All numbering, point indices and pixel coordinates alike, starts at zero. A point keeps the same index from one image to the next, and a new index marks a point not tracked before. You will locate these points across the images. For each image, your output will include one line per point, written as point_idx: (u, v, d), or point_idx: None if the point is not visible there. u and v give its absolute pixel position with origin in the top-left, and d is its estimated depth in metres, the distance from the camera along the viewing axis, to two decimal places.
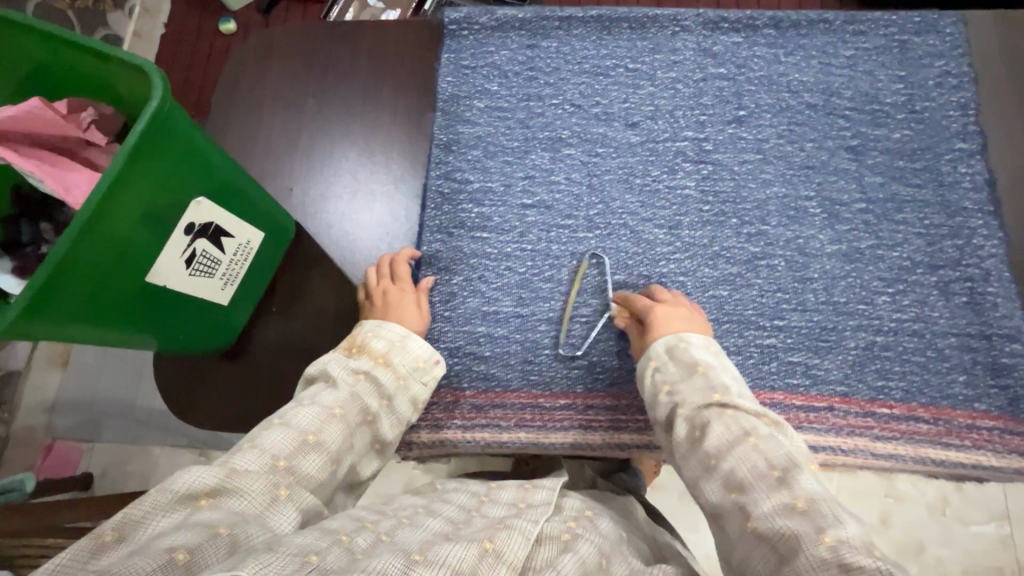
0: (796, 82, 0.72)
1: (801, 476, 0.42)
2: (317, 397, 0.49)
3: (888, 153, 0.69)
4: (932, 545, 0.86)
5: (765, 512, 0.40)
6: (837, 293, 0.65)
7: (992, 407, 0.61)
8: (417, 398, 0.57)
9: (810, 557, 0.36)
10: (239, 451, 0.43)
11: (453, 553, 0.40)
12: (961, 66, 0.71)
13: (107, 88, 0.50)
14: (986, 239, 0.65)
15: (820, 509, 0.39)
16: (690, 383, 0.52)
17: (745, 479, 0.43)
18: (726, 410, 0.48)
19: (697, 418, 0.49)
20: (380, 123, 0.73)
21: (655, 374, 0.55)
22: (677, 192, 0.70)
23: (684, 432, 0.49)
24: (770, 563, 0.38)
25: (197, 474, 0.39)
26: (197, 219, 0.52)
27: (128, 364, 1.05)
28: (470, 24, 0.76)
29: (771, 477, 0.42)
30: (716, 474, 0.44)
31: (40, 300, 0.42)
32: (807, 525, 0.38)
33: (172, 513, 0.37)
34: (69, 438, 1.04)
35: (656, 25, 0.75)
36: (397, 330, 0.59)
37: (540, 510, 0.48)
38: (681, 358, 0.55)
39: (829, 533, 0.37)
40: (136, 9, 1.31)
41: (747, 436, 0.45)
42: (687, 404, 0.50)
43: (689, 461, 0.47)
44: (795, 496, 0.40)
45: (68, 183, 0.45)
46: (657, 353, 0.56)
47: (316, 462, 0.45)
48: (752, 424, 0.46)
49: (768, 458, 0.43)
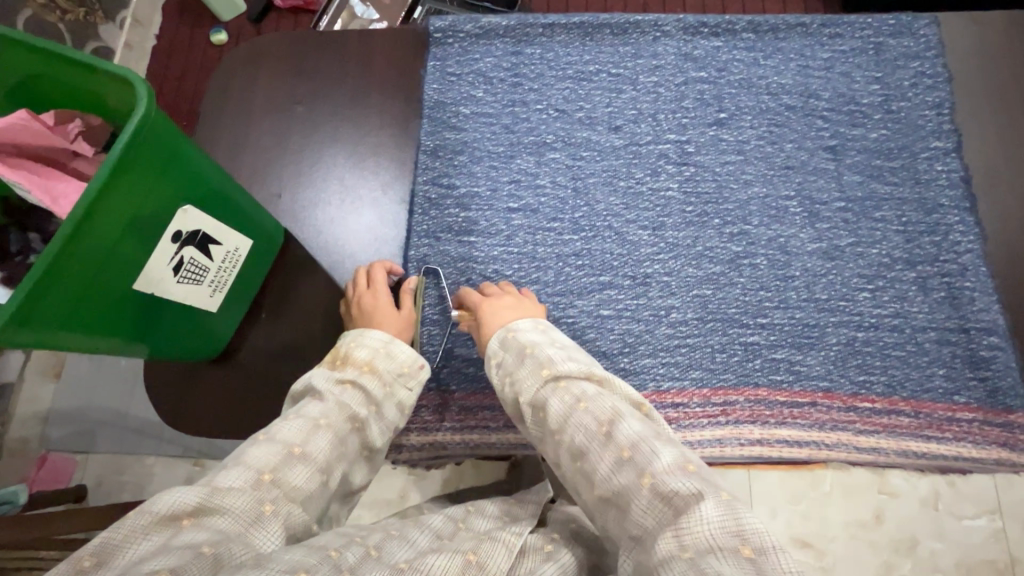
0: (775, 84, 0.73)
1: (625, 423, 0.42)
2: (303, 410, 0.49)
3: (866, 152, 0.70)
4: (925, 540, 0.80)
5: (603, 475, 0.41)
6: (819, 290, 0.66)
7: (971, 399, 0.63)
8: (405, 404, 0.56)
9: (638, 499, 0.38)
10: (223, 470, 0.43)
11: (437, 563, 0.41)
12: (935, 67, 0.72)
13: (94, 100, 0.50)
14: (962, 235, 0.67)
15: (641, 452, 0.40)
16: (521, 366, 0.50)
17: (582, 445, 0.43)
18: (559, 383, 0.47)
19: (536, 399, 0.47)
20: (367, 127, 0.73)
21: (496, 369, 0.53)
22: (660, 193, 0.71)
23: (531, 417, 0.48)
24: (619, 517, 0.40)
25: (177, 495, 0.39)
26: (185, 227, 0.53)
27: (124, 374, 1.06)
28: (455, 32, 0.77)
29: (601, 434, 0.42)
30: (563, 447, 0.44)
31: (29, 309, 0.42)
32: (631, 472, 0.39)
33: (152, 535, 0.37)
34: (63, 449, 1.03)
35: (638, 31, 0.76)
36: (380, 337, 0.58)
37: (523, 524, 0.49)
38: (512, 346, 0.53)
39: (648, 471, 0.39)
40: (127, 19, 1.30)
41: (578, 402, 0.45)
42: (523, 390, 0.49)
43: (546, 441, 0.47)
44: (619, 448, 0.41)
45: (56, 194, 0.46)
46: (493, 351, 0.54)
47: (303, 474, 0.45)
48: (583, 389, 0.46)
49: (596, 416, 0.43)
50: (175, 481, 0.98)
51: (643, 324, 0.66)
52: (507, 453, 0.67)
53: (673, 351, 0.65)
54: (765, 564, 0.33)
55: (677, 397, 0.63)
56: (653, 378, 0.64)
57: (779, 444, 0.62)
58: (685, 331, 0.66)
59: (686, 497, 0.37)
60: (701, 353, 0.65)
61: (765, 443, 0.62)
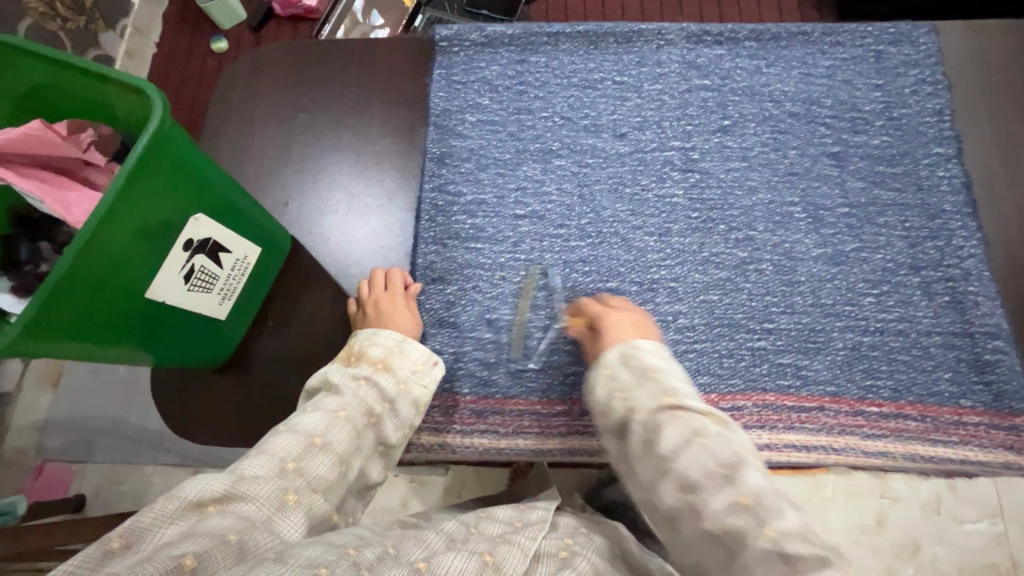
0: (778, 91, 0.74)
1: (746, 471, 0.42)
2: (320, 403, 0.49)
3: (869, 159, 0.71)
4: (927, 545, 0.81)
5: (715, 512, 0.40)
6: (824, 295, 0.67)
7: (976, 403, 0.63)
8: (419, 401, 0.56)
9: (755, 550, 0.39)
10: (247, 457, 0.43)
11: (454, 564, 0.41)
12: (935, 74, 0.73)
13: (105, 110, 0.51)
14: (965, 241, 0.67)
15: (762, 503, 0.40)
16: (643, 387, 0.47)
17: (697, 480, 0.42)
18: (681, 413, 0.45)
19: (652, 423, 0.45)
20: (373, 135, 0.74)
21: (607, 382, 0.50)
22: (666, 200, 0.71)
23: (638, 436, 0.45)
24: (718, 554, 0.40)
25: (203, 482, 0.39)
26: (197, 235, 0.53)
27: (121, 382, 1.05)
28: (461, 41, 0.78)
29: (720, 475, 0.41)
30: (670, 476, 0.43)
31: (39, 317, 0.42)
32: (751, 520, 0.40)
33: (179, 521, 0.37)
34: (61, 459, 1.02)
35: (641, 39, 0.77)
36: (394, 336, 0.58)
37: (537, 528, 0.49)
38: (632, 364, 0.50)
39: (771, 525, 0.39)
40: (127, 28, 1.30)
41: (698, 437, 0.43)
42: (640, 409, 0.46)
43: (645, 464, 0.45)
44: (740, 493, 0.40)
45: (68, 203, 0.46)
46: (611, 362, 0.51)
47: (326, 463, 0.45)
48: (703, 424, 0.44)
49: (717, 456, 0.42)
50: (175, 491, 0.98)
51: None
52: (515, 459, 0.67)
53: (681, 357, 0.65)
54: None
55: None
56: None
57: (787, 449, 0.62)
58: (692, 337, 0.66)
59: (810, 563, 0.38)
60: (709, 358, 0.65)
61: (774, 448, 0.62)
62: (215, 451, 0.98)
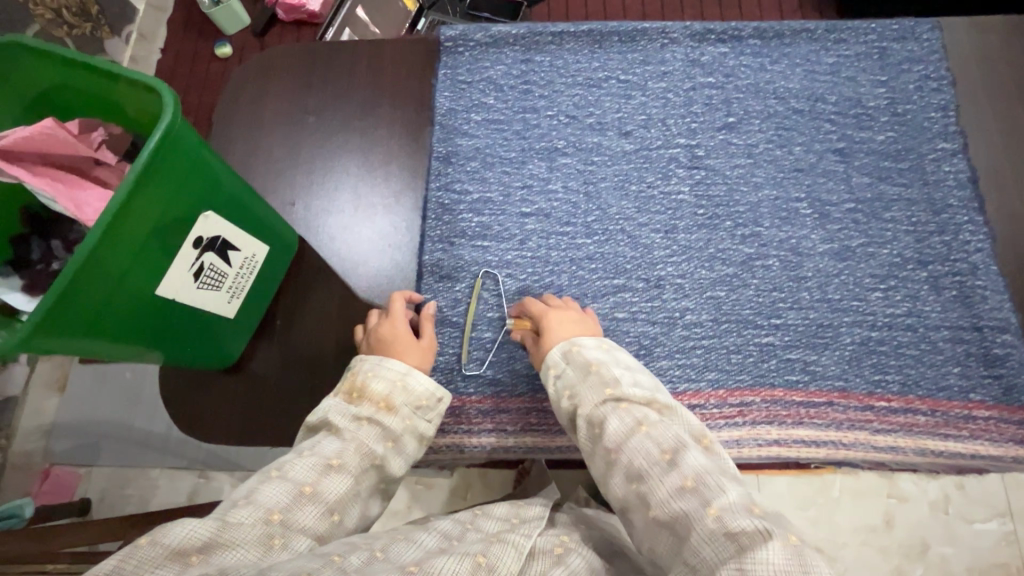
0: (782, 88, 0.74)
1: (688, 454, 0.43)
2: (317, 447, 0.48)
3: (874, 155, 0.71)
4: (936, 544, 0.81)
5: (662, 498, 0.41)
6: (831, 291, 0.67)
7: (987, 396, 0.63)
8: (423, 435, 0.54)
9: (701, 534, 0.38)
10: (233, 506, 0.42)
11: (446, 566, 0.40)
12: (939, 70, 0.73)
13: (116, 109, 0.51)
14: (972, 235, 0.67)
15: (705, 484, 0.41)
16: (587, 382, 0.51)
17: (641, 468, 0.43)
18: (621, 404, 0.48)
19: (595, 415, 0.49)
20: (379, 135, 0.74)
21: (556, 382, 0.54)
22: (672, 197, 0.71)
23: (586, 432, 0.49)
24: (673, 545, 0.40)
25: (187, 528, 0.38)
26: (206, 233, 0.53)
27: (128, 386, 1.05)
28: (465, 41, 0.78)
29: (663, 461, 0.43)
30: (618, 467, 0.45)
31: (52, 315, 0.42)
32: (694, 501, 0.40)
33: (162, 570, 0.36)
34: (68, 463, 1.02)
35: (645, 38, 0.78)
36: (398, 367, 0.56)
37: (533, 525, 0.49)
38: (575, 360, 0.54)
39: (713, 503, 0.39)
40: (133, 34, 1.31)
41: (639, 426, 0.46)
42: (583, 404, 0.50)
43: (596, 458, 0.47)
44: (683, 476, 0.41)
45: (80, 202, 0.46)
46: (555, 362, 0.55)
47: (314, 513, 0.44)
48: (644, 413, 0.47)
49: (658, 441, 0.44)
50: (180, 496, 0.98)
51: (658, 326, 0.67)
52: (523, 457, 0.67)
53: (688, 353, 0.65)
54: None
55: (693, 399, 0.64)
56: (670, 380, 0.64)
57: (796, 445, 0.62)
58: (700, 333, 0.66)
59: (754, 536, 0.36)
60: (717, 354, 0.65)
61: (783, 444, 0.62)
62: (221, 454, 0.98)
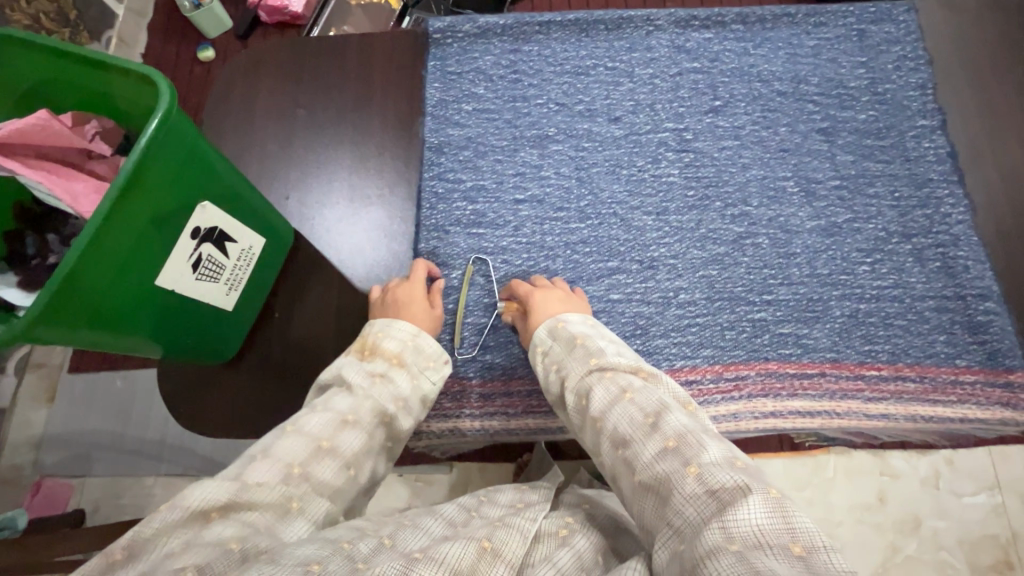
0: (766, 71, 0.76)
1: (670, 417, 0.44)
2: (331, 402, 0.49)
3: (857, 133, 0.73)
4: (928, 519, 0.82)
5: (647, 460, 0.42)
6: (820, 266, 0.68)
7: (972, 361, 0.65)
8: (427, 397, 0.55)
9: (682, 490, 0.39)
10: (253, 462, 0.43)
11: (453, 552, 0.40)
12: (916, 50, 0.76)
13: (109, 102, 0.51)
14: (952, 207, 0.70)
15: (686, 445, 0.41)
16: (572, 355, 0.54)
17: (626, 434, 0.44)
18: (606, 372, 0.50)
19: (582, 388, 0.51)
20: (371, 129, 0.75)
21: (544, 359, 0.57)
22: (662, 179, 0.73)
23: (574, 404, 0.51)
24: (655, 507, 0.40)
25: (205, 490, 0.39)
26: (204, 224, 0.53)
27: (119, 395, 1.02)
28: (454, 32, 0.79)
29: (647, 424, 0.44)
30: (605, 434, 0.46)
31: (55, 304, 0.42)
32: (676, 461, 0.40)
33: (183, 529, 0.36)
34: (60, 475, 1.00)
35: (631, 26, 0.79)
36: (408, 329, 0.57)
37: (535, 510, 0.49)
38: (561, 335, 0.57)
39: (695, 461, 0.40)
40: (113, 39, 1.28)
41: (624, 393, 0.48)
42: (570, 375, 0.52)
43: (586, 429, 0.49)
44: (666, 438, 0.42)
45: (76, 193, 0.47)
46: (542, 340, 0.58)
47: (331, 468, 0.45)
48: (630, 381, 0.49)
49: (642, 407, 0.45)
50: None
51: (653, 306, 0.68)
52: (525, 439, 0.67)
53: (684, 332, 0.67)
54: (818, 561, 0.33)
55: (690, 374, 0.65)
56: (666, 358, 0.66)
57: (793, 416, 0.64)
58: (693, 311, 0.67)
59: (733, 492, 0.37)
60: (711, 331, 0.67)
61: (780, 416, 0.63)
62: (216, 459, 0.97)
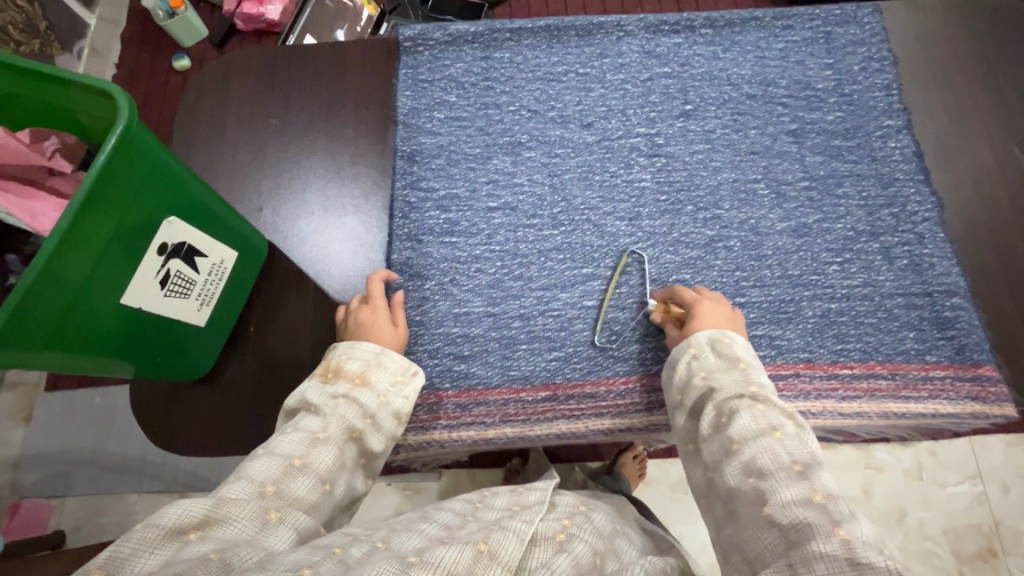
0: (735, 75, 0.77)
1: (819, 474, 0.42)
2: (300, 424, 0.48)
3: (825, 134, 0.74)
4: (913, 510, 0.81)
5: (783, 497, 0.41)
6: (792, 267, 0.69)
7: (941, 357, 0.66)
8: (399, 411, 0.55)
9: (822, 544, 0.37)
10: (226, 484, 0.42)
11: (448, 553, 0.39)
12: (881, 51, 0.77)
13: (65, 118, 0.49)
14: (919, 206, 0.71)
15: (834, 505, 0.40)
16: (729, 373, 0.52)
17: (766, 467, 0.44)
18: (760, 404, 0.48)
19: (728, 404, 0.49)
20: (344, 138, 0.75)
21: (691, 360, 0.55)
22: (635, 184, 0.73)
23: (711, 418, 0.50)
24: (778, 547, 0.40)
25: (181, 509, 0.38)
26: (170, 240, 0.53)
27: (101, 410, 0.94)
28: (424, 40, 0.79)
29: (792, 469, 0.43)
30: (739, 458, 0.45)
31: (15, 327, 0.41)
32: (822, 517, 0.39)
33: (160, 550, 0.36)
34: (40, 495, 0.92)
35: (601, 31, 0.79)
36: (371, 349, 0.57)
37: (534, 510, 0.47)
38: (724, 351, 0.54)
39: (843, 526, 0.38)
40: (84, 49, 1.18)
41: (774, 431, 0.46)
42: (722, 389, 0.51)
43: (715, 443, 0.48)
44: (813, 490, 0.41)
45: (34, 211, 0.47)
46: (699, 343, 0.56)
47: (306, 484, 0.44)
48: (780, 421, 0.47)
49: (790, 452, 0.44)
50: None
51: (627, 311, 0.68)
52: (503, 448, 0.66)
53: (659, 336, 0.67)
54: None
55: None
56: (642, 362, 0.66)
57: None
58: None
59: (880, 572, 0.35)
60: None
61: None
62: (201, 475, 0.89)
